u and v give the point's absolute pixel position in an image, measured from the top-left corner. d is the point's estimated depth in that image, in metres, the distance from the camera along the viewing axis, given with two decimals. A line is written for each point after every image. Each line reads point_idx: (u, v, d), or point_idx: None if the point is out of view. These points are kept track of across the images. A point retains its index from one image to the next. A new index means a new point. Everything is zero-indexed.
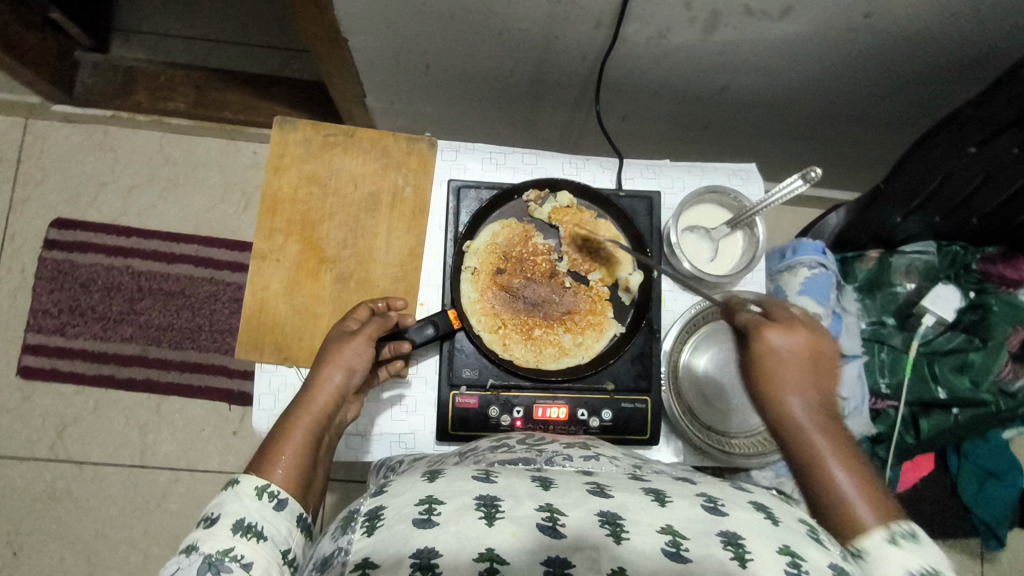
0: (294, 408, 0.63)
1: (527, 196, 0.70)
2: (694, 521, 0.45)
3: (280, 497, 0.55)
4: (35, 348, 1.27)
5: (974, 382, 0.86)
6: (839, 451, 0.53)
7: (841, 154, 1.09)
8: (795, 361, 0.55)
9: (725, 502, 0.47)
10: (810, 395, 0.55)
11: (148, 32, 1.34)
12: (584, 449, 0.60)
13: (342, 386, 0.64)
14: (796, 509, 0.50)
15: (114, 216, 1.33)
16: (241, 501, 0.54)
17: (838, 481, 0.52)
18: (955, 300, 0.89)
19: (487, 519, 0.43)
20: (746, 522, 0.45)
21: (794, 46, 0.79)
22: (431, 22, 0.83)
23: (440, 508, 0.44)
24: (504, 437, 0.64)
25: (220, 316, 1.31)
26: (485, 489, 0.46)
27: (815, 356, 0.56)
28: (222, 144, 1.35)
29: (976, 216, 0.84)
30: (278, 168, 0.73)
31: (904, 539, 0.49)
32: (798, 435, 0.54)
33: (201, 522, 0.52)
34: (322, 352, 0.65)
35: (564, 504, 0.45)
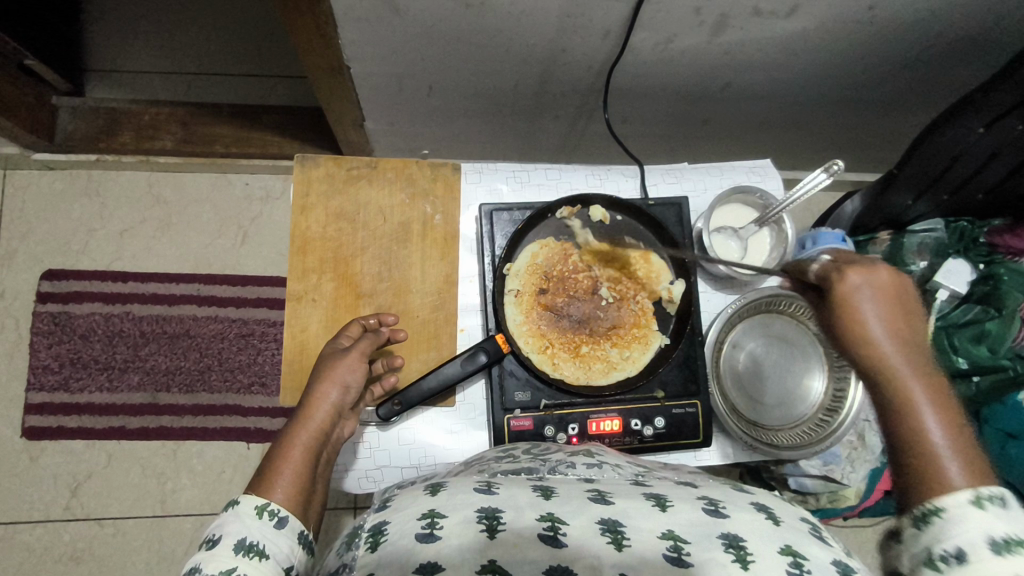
0: (290, 427, 0.60)
1: (562, 213, 0.71)
2: (695, 523, 0.42)
3: (281, 516, 0.52)
4: (39, 407, 1.23)
5: (992, 350, 0.89)
6: (935, 403, 0.45)
7: (840, 137, 1.11)
8: (881, 301, 0.47)
9: (728, 506, 0.45)
10: (899, 339, 0.47)
11: (125, 71, 1.30)
12: (589, 458, 0.58)
13: (339, 402, 0.62)
14: (797, 510, 0.47)
15: (108, 263, 1.29)
16: (243, 522, 0.50)
17: (934, 440, 0.44)
18: (966, 273, 0.93)
19: (489, 532, 0.41)
20: (749, 523, 0.43)
21: (798, 40, 0.81)
22: (437, 45, 0.82)
23: (442, 521, 0.42)
24: (511, 449, 0.62)
25: (228, 354, 1.27)
26: (489, 500, 0.45)
27: (901, 295, 0.48)
28: (212, 178, 1.32)
29: (981, 191, 0.88)
30: (305, 208, 0.72)
31: (992, 502, 0.41)
32: (888, 385, 0.46)
33: (201, 545, 0.48)
34: (317, 372, 0.63)
35: (565, 513, 0.43)
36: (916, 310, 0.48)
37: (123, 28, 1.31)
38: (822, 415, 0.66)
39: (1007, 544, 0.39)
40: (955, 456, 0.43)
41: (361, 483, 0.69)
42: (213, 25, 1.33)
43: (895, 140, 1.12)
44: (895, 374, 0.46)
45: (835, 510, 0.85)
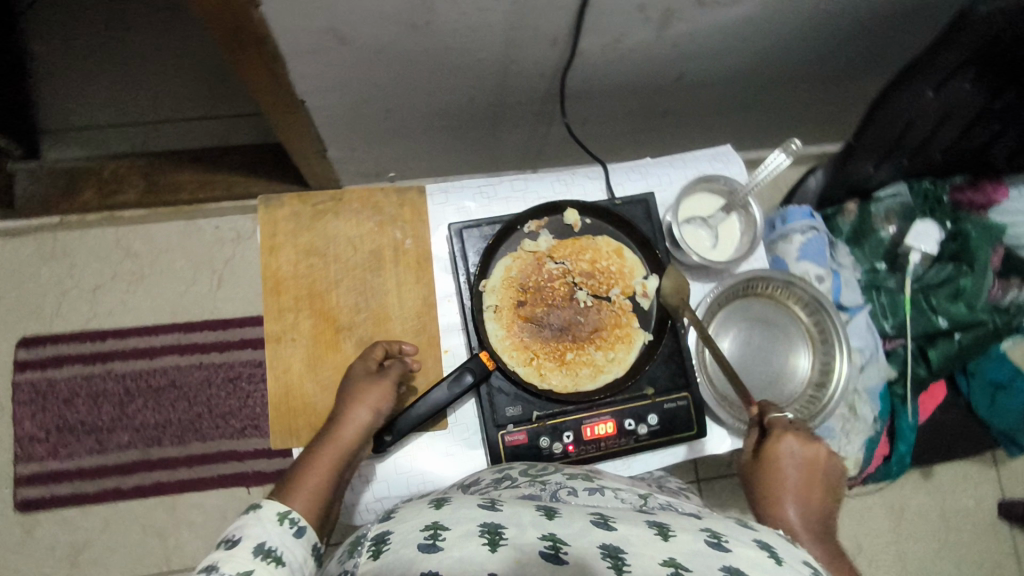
0: (320, 441, 0.63)
1: (529, 227, 0.72)
2: (697, 552, 0.41)
3: (300, 524, 0.59)
4: (29, 478, 1.20)
5: (969, 306, 0.91)
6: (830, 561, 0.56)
7: (799, 113, 1.12)
8: (803, 471, 0.60)
9: (731, 539, 0.43)
10: (810, 506, 0.60)
11: (79, 127, 1.29)
12: (588, 481, 0.57)
13: (368, 427, 0.64)
14: (802, 553, 0.45)
15: (83, 323, 1.26)
16: (264, 526, 0.58)
17: None
18: (935, 233, 0.93)
19: (490, 545, 0.41)
20: (752, 560, 0.41)
21: (743, 26, 0.82)
22: (388, 69, 0.82)
23: (444, 534, 0.42)
24: (507, 469, 0.61)
25: (218, 400, 1.25)
26: (493, 516, 0.44)
27: (817, 466, 0.61)
28: (180, 226, 1.30)
29: (939, 152, 0.89)
30: (274, 248, 0.72)
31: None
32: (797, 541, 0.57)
33: (225, 545, 0.56)
34: (348, 390, 0.65)
35: (566, 532, 0.43)
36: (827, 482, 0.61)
37: (72, 85, 1.30)
38: (812, 391, 0.74)
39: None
40: None
41: (363, 516, 0.69)
42: (164, 72, 1.31)
43: (853, 109, 1.14)
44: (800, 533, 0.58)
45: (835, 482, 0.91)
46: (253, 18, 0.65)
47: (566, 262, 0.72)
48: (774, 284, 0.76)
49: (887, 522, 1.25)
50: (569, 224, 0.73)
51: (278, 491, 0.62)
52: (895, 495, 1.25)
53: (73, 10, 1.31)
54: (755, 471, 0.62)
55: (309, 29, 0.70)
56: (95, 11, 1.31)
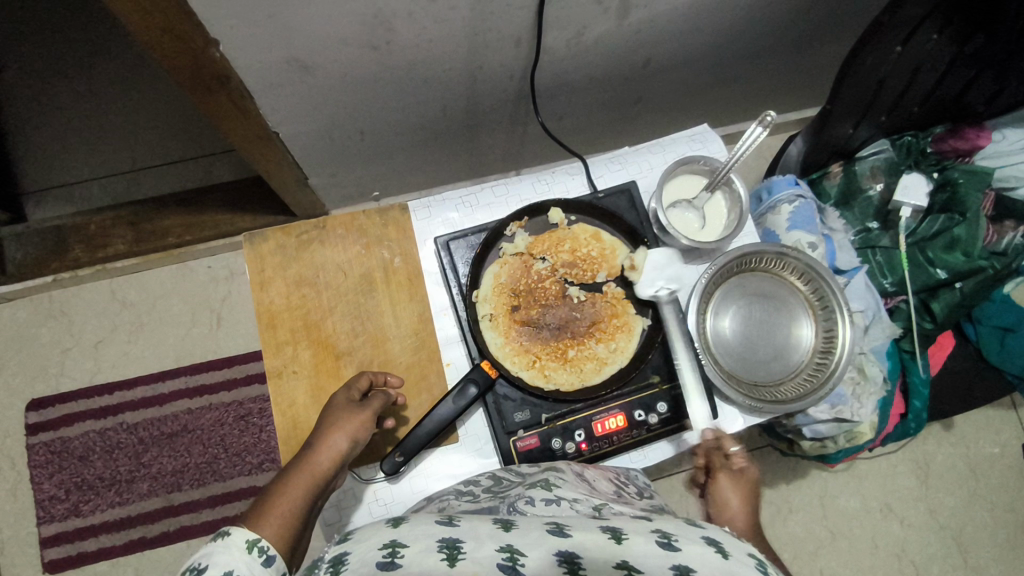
0: (292, 466, 0.59)
1: (511, 230, 0.71)
2: (649, 555, 0.41)
3: (270, 553, 0.50)
4: (54, 539, 1.20)
5: (966, 253, 0.90)
6: None
7: (773, 83, 1.12)
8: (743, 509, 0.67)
9: (681, 538, 0.44)
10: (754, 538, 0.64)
11: (61, 185, 1.29)
12: (546, 491, 0.54)
13: (345, 454, 0.61)
14: (745, 545, 0.46)
15: (89, 379, 1.27)
16: (231, 553, 0.48)
17: None
18: (922, 186, 0.93)
19: (449, 560, 0.39)
20: (701, 557, 0.42)
21: (703, 5, 0.82)
22: (356, 91, 0.82)
23: (403, 550, 0.41)
24: (472, 484, 0.62)
25: (232, 438, 1.25)
26: (450, 531, 0.43)
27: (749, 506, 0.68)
28: (174, 271, 1.31)
29: (915, 104, 0.89)
30: (263, 284, 0.72)
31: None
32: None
33: (183, 574, 0.46)
34: (327, 418, 0.63)
35: (523, 543, 0.41)
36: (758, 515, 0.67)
37: (49, 144, 1.30)
38: (818, 358, 0.73)
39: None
40: None
41: None
42: (138, 120, 1.31)
43: (826, 72, 1.14)
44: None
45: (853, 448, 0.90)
46: (213, 58, 0.66)
47: (548, 257, 0.71)
48: (767, 256, 0.76)
49: (914, 479, 1.24)
50: (555, 223, 0.73)
51: (242, 520, 0.54)
52: (917, 453, 1.25)
53: (41, 71, 1.31)
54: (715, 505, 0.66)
55: (272, 62, 0.70)
56: (62, 68, 1.31)
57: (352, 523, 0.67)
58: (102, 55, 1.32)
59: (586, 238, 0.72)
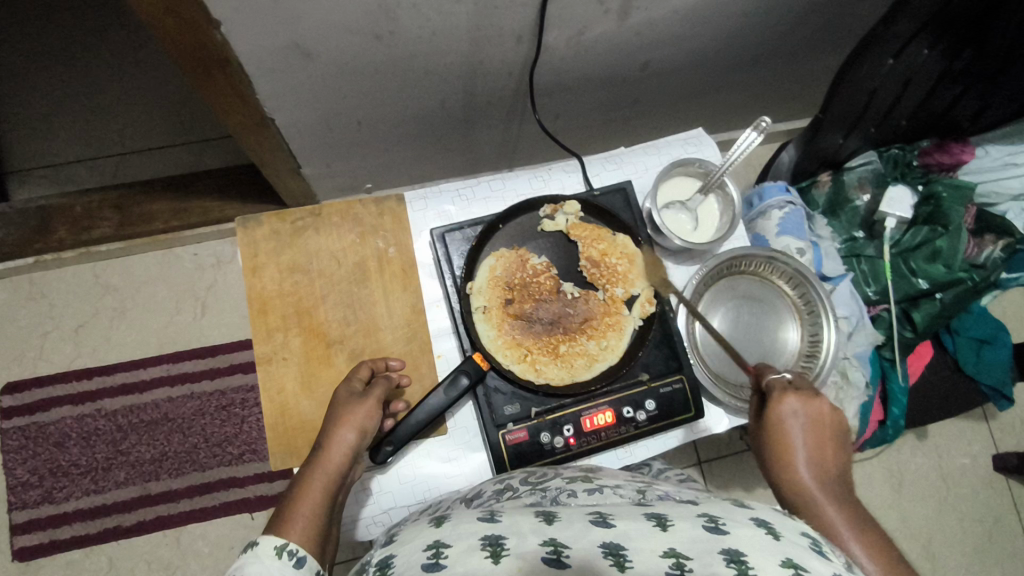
0: (309, 466, 0.61)
1: (545, 210, 0.72)
2: (696, 540, 0.41)
3: (300, 555, 0.55)
4: (27, 526, 1.18)
5: (948, 265, 0.93)
6: (844, 512, 0.56)
7: (765, 91, 1.14)
8: (805, 425, 0.61)
9: (729, 521, 0.43)
10: (815, 461, 0.60)
11: (46, 165, 1.27)
12: (588, 482, 0.57)
13: (355, 445, 0.62)
14: (798, 524, 0.46)
15: (68, 363, 1.24)
16: (263, 562, 0.54)
17: (852, 548, 0.53)
18: (908, 198, 0.96)
19: (493, 558, 0.40)
20: (751, 540, 0.41)
21: (702, 10, 0.83)
22: (356, 80, 0.82)
23: (447, 551, 0.42)
24: (507, 480, 0.62)
25: (213, 428, 1.24)
26: (493, 529, 0.44)
27: (824, 423, 0.62)
28: (159, 256, 1.29)
29: (904, 116, 0.90)
30: (256, 269, 0.71)
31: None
32: (815, 509, 0.57)
33: None
34: (333, 413, 0.64)
35: (567, 536, 0.42)
36: (827, 429, 0.62)
37: (35, 123, 1.28)
38: (803, 362, 0.75)
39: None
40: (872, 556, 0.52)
41: (370, 530, 0.68)
42: (128, 101, 1.30)
43: (816, 83, 1.16)
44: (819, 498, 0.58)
45: None
46: (215, 41, 0.65)
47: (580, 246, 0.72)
48: (758, 260, 0.77)
49: (888, 486, 1.27)
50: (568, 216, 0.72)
51: (270, 523, 0.58)
52: (891, 461, 1.28)
53: (28, 48, 1.29)
54: (760, 429, 0.63)
55: (273, 47, 0.70)
56: (52, 46, 1.29)
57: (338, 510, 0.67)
58: (92, 34, 1.30)
59: (584, 233, 0.72)
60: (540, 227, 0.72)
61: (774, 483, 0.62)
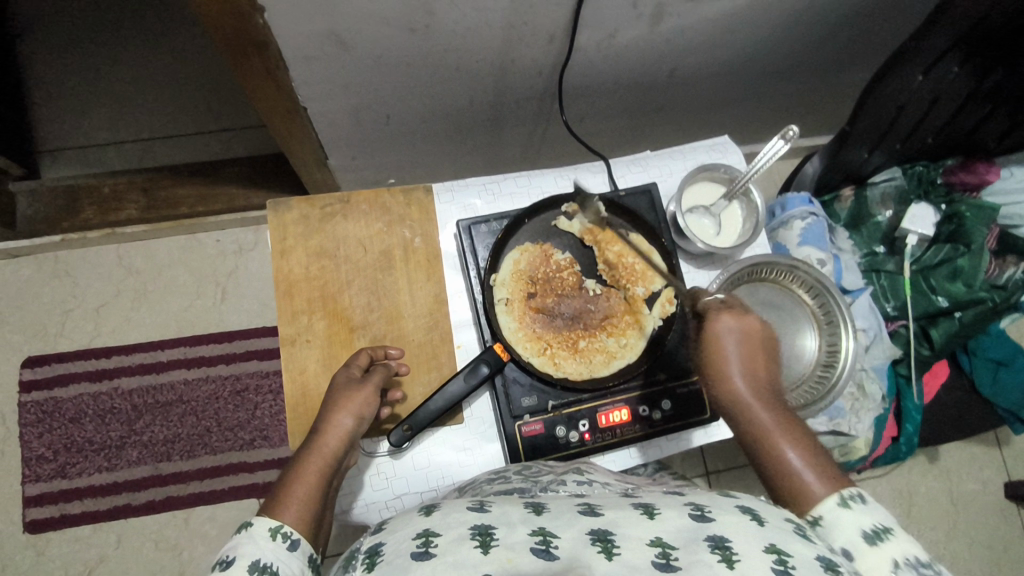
0: (303, 450, 0.60)
1: (567, 209, 0.72)
2: (682, 529, 0.42)
3: (294, 538, 0.53)
4: (39, 499, 1.19)
5: (968, 284, 0.92)
6: (781, 425, 0.58)
7: (790, 104, 1.15)
8: (740, 343, 0.61)
9: (714, 509, 0.44)
10: (752, 376, 0.60)
11: (78, 146, 1.29)
12: (579, 475, 0.59)
13: (352, 431, 0.61)
14: (783, 509, 0.47)
15: (88, 341, 1.26)
16: (256, 544, 0.52)
17: (787, 454, 0.56)
18: (930, 215, 0.96)
19: (483, 547, 0.41)
20: (736, 526, 0.42)
21: (732, 18, 0.84)
22: (390, 72, 0.83)
23: (436, 540, 0.42)
24: (501, 471, 0.63)
25: (226, 412, 1.25)
26: (482, 518, 0.44)
27: (756, 337, 0.61)
28: (183, 240, 1.31)
29: (930, 134, 0.90)
30: (284, 251, 0.72)
31: (855, 501, 0.52)
32: (749, 416, 0.59)
33: (216, 567, 0.50)
34: (331, 399, 0.63)
35: (555, 527, 0.43)
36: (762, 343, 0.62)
37: (71, 104, 1.30)
38: (821, 371, 0.75)
39: (878, 534, 0.49)
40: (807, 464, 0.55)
41: (382, 514, 0.69)
42: (161, 87, 1.32)
43: (842, 98, 1.16)
44: (752, 405, 0.59)
45: (850, 464, 0.93)
46: (256, 25, 0.67)
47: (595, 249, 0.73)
48: (779, 268, 0.78)
49: (896, 506, 1.26)
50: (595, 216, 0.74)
51: (263, 504, 0.57)
52: (901, 480, 1.27)
53: (67, 31, 1.32)
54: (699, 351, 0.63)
55: (310, 35, 0.72)
56: (90, 30, 1.32)
57: (352, 493, 0.68)
58: (130, 20, 1.33)
59: (597, 237, 0.73)
60: (557, 225, 0.73)
61: (714, 401, 0.62)
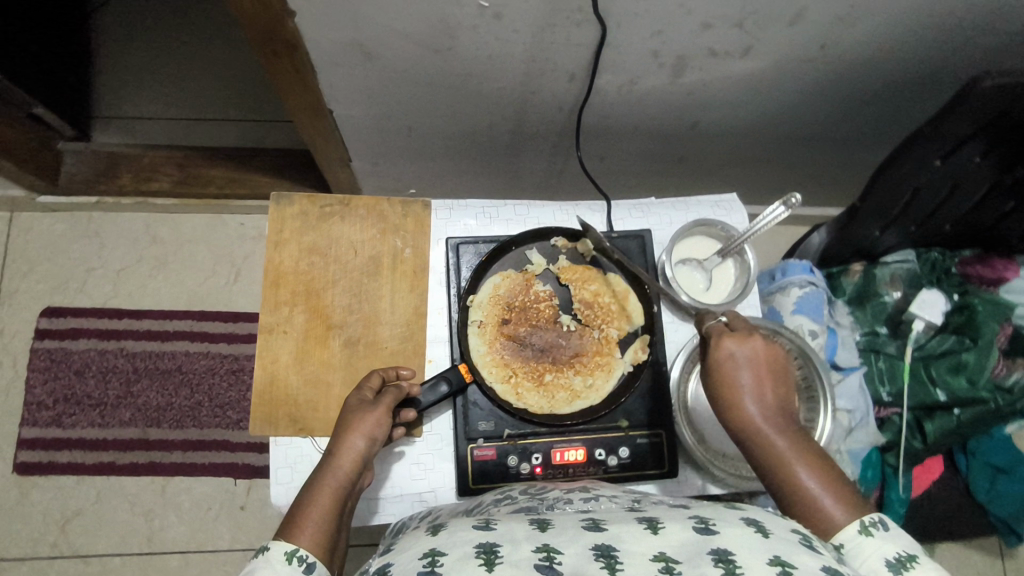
0: (315, 474, 0.58)
1: (557, 242, 0.73)
2: (686, 543, 0.41)
3: (310, 561, 0.51)
4: (32, 443, 1.24)
5: (970, 381, 0.88)
6: (793, 447, 0.56)
7: (815, 170, 1.13)
8: (748, 366, 0.60)
9: (719, 522, 0.44)
10: (762, 400, 0.59)
11: (130, 117, 1.37)
12: (585, 492, 0.58)
13: (364, 453, 0.60)
14: (789, 521, 0.46)
15: (105, 300, 1.32)
16: (273, 567, 0.50)
17: (803, 479, 0.54)
18: (940, 303, 0.92)
19: (487, 565, 0.41)
20: (739, 538, 0.41)
21: (756, 80, 0.84)
22: (414, 89, 0.86)
23: (441, 559, 0.42)
24: (507, 489, 0.63)
25: (219, 389, 1.29)
26: (487, 536, 0.44)
27: (764, 360, 0.60)
28: (209, 219, 1.36)
29: (949, 222, 0.88)
30: (279, 243, 0.75)
31: (878, 528, 0.51)
32: (760, 439, 0.57)
33: None
34: (342, 421, 0.62)
35: (560, 542, 0.42)
36: (771, 366, 0.61)
37: (130, 77, 1.38)
38: None
39: (900, 563, 0.48)
40: (823, 488, 0.54)
41: None
42: (215, 74, 1.39)
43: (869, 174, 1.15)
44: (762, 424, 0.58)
45: None
46: (287, 27, 0.70)
47: (572, 288, 0.73)
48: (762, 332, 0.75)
49: None
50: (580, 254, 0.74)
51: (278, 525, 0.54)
52: None
53: (138, 10, 1.40)
54: (706, 375, 0.62)
55: (339, 44, 0.75)
56: (159, 12, 1.40)
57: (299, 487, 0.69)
58: (198, 8, 1.41)
59: (575, 276, 0.73)
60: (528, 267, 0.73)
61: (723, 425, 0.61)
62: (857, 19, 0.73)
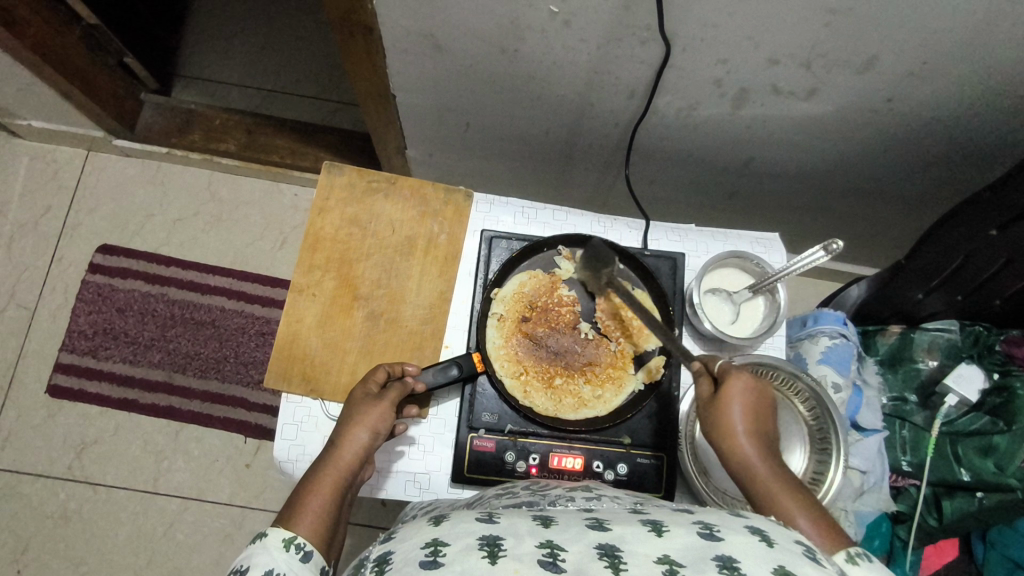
0: (316, 466, 0.59)
1: (561, 253, 0.75)
2: (690, 548, 0.41)
3: (307, 549, 0.53)
4: (67, 368, 1.30)
5: (998, 466, 0.82)
6: (787, 488, 0.56)
7: (870, 224, 1.11)
8: (750, 411, 0.58)
9: (723, 529, 0.43)
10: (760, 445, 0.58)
11: (209, 79, 1.43)
12: (587, 491, 0.57)
13: (366, 447, 0.61)
14: (793, 532, 0.45)
15: (156, 246, 1.38)
16: (270, 553, 0.51)
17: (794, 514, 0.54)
18: (978, 380, 0.88)
19: (490, 558, 0.40)
20: (744, 547, 0.41)
21: (817, 123, 0.84)
22: (478, 86, 0.89)
23: (445, 550, 0.42)
24: (509, 486, 0.62)
25: (246, 348, 1.33)
26: (490, 529, 0.44)
27: (764, 406, 0.59)
28: (265, 185, 1.42)
29: (998, 297, 0.85)
30: (323, 209, 0.77)
31: (862, 558, 0.51)
32: (756, 480, 0.57)
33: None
34: (346, 412, 0.63)
35: (564, 540, 0.42)
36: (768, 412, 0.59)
37: (217, 42, 1.45)
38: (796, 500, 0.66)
39: None
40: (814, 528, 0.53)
41: None
42: (296, 51, 1.46)
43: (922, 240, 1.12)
44: (754, 464, 0.57)
45: None
46: (365, 10, 0.73)
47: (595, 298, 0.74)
48: (780, 373, 0.73)
49: None
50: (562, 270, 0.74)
51: (281, 511, 0.56)
52: None
53: None
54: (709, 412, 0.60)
55: (411, 31, 0.78)
56: None
57: (303, 446, 0.71)
58: None
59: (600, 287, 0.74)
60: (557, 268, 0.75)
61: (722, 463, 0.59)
62: (929, 73, 0.72)
